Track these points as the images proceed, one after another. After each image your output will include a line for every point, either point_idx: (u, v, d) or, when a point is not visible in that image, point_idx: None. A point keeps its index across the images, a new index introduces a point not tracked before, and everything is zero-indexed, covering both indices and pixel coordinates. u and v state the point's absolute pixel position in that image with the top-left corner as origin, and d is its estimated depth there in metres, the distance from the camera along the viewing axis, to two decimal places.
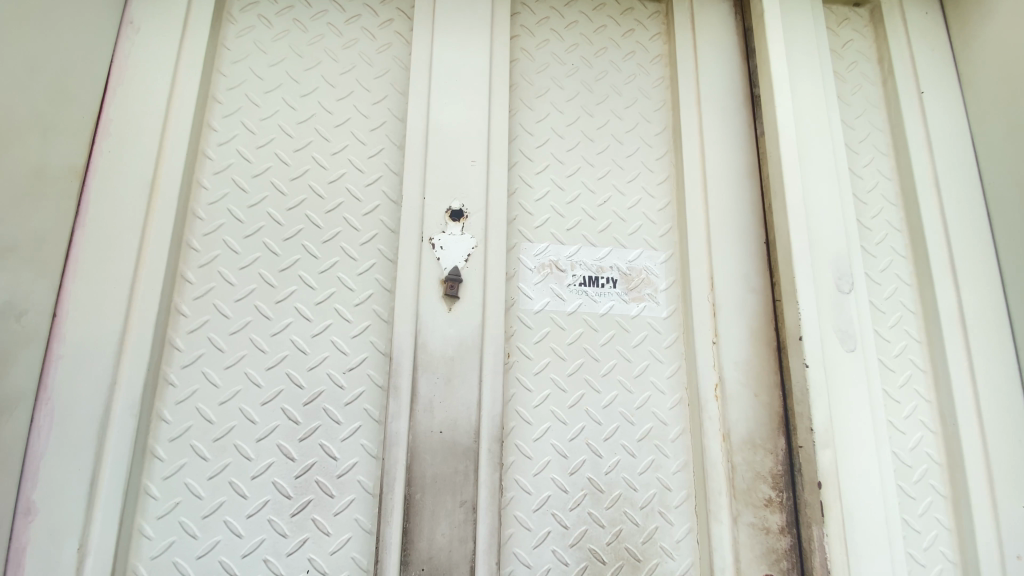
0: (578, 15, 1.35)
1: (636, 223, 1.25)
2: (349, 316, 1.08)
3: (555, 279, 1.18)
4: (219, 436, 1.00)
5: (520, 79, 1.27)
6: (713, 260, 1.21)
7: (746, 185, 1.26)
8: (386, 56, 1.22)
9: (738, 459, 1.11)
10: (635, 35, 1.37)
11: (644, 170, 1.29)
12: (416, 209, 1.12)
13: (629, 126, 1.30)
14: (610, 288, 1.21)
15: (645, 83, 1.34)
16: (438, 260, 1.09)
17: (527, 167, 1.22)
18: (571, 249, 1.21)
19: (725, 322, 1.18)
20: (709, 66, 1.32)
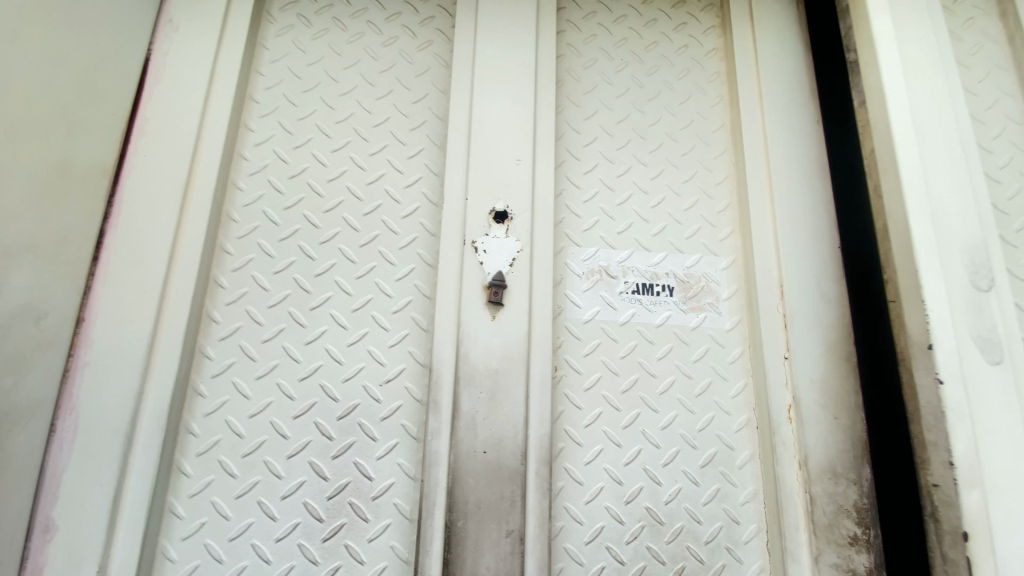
0: (626, 9, 1.28)
1: (693, 227, 1.16)
2: (386, 324, 1.01)
3: (606, 286, 1.09)
4: (248, 451, 0.93)
5: (566, 74, 1.20)
6: (780, 266, 1.10)
7: (815, 184, 1.15)
8: (427, 54, 1.16)
9: (817, 490, 0.98)
10: (688, 29, 1.29)
11: (700, 170, 1.19)
12: (459, 211, 1.05)
13: (683, 123, 1.21)
14: (665, 296, 1.11)
15: (699, 78, 1.25)
16: (482, 264, 1.01)
17: (574, 167, 1.14)
18: (623, 254, 1.12)
19: (796, 335, 1.06)
20: (771, 58, 1.22)
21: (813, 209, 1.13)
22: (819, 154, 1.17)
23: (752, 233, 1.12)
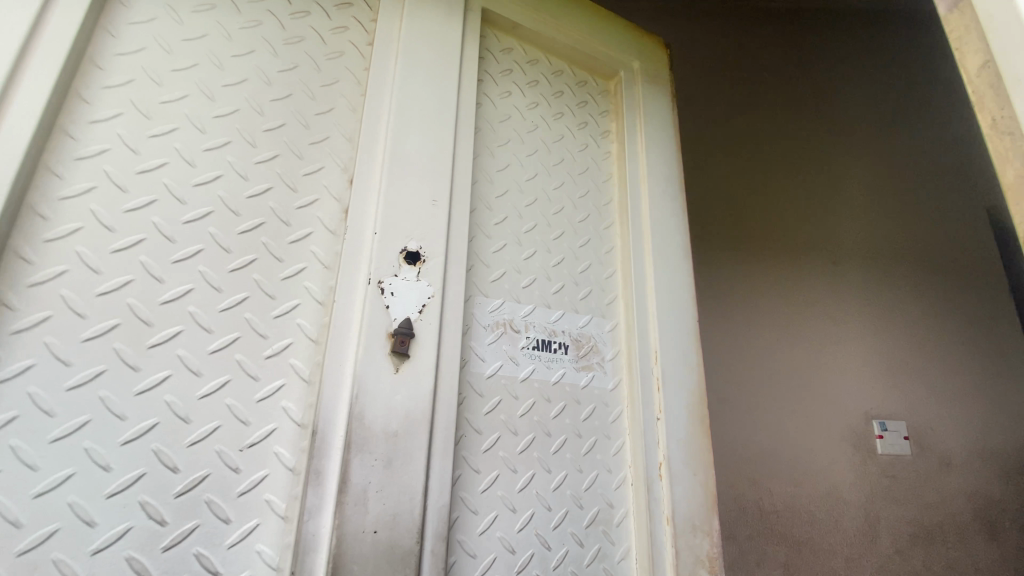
0: (538, 75, 1.34)
1: (586, 289, 1.24)
2: (254, 370, 0.80)
3: (508, 340, 1.07)
4: (29, 547, 0.65)
5: (484, 121, 1.19)
6: (652, 334, 1.24)
7: (682, 263, 1.34)
8: (337, 61, 1.02)
9: (680, 543, 1.10)
10: (588, 108, 1.42)
11: (593, 238, 1.30)
12: (364, 244, 0.92)
13: (581, 191, 1.31)
14: (562, 354, 1.14)
15: (593, 155, 1.38)
16: (388, 308, 0.89)
17: (485, 217, 1.13)
18: (527, 308, 1.12)
19: (665, 396, 1.20)
20: (653, 149, 1.42)
21: (676, 286, 1.31)
22: (683, 238, 1.37)
23: (633, 301, 1.25)
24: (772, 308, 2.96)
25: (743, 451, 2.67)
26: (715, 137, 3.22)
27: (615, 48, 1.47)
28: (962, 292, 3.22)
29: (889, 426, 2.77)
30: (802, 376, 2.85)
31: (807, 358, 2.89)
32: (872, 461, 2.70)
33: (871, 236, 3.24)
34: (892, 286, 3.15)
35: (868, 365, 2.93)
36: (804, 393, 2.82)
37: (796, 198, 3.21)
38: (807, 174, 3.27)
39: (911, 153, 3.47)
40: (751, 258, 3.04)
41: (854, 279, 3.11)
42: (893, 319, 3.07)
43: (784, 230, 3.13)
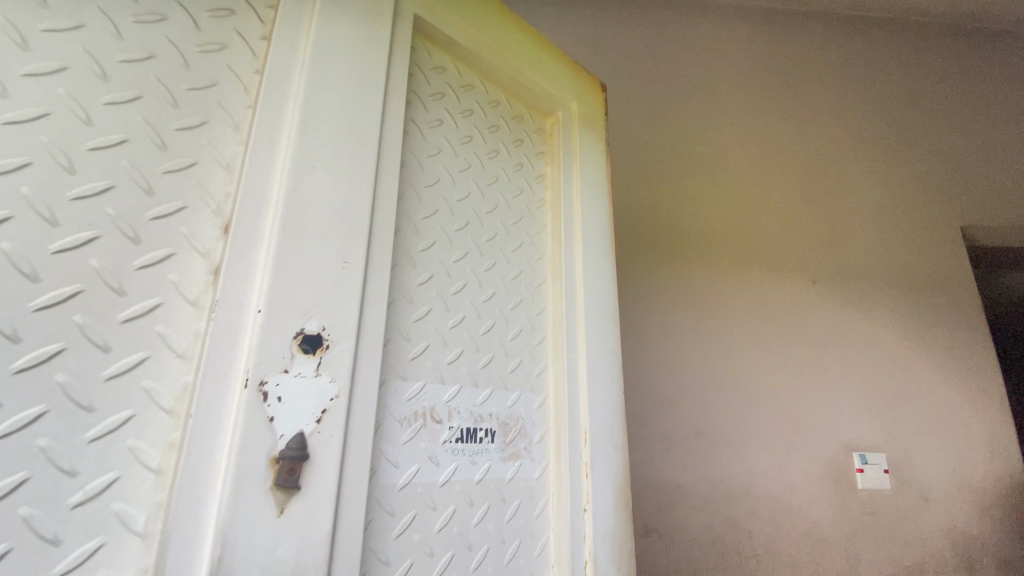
0: (471, 130, 1.27)
1: (515, 367, 1.18)
2: (52, 532, 0.63)
3: (428, 434, 0.97)
4: None
5: (409, 154, 1.10)
6: (585, 404, 1.24)
7: (611, 318, 1.39)
8: (206, 98, 0.86)
9: None
10: (524, 170, 1.38)
11: (526, 295, 1.27)
12: (242, 328, 0.76)
13: (513, 242, 1.29)
14: (487, 444, 1.07)
15: (527, 198, 1.36)
16: (271, 420, 0.75)
17: (411, 275, 1.03)
18: (449, 392, 1.03)
19: (594, 470, 1.20)
20: (587, 196, 1.45)
21: (608, 345, 1.35)
22: (613, 294, 1.43)
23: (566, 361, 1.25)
24: (749, 333, 2.90)
25: (725, 489, 2.58)
26: (685, 157, 3.17)
27: (555, 86, 1.47)
28: (949, 312, 3.16)
29: (873, 458, 2.70)
30: (783, 401, 2.80)
31: (785, 381, 2.85)
32: (856, 497, 2.63)
33: (851, 256, 3.21)
34: (870, 302, 3.11)
35: (846, 385, 2.89)
36: (783, 417, 2.76)
37: (768, 216, 3.19)
38: (777, 192, 3.26)
39: (879, 168, 3.49)
40: (727, 281, 2.98)
41: (831, 297, 3.07)
42: (870, 336, 3.03)
43: (761, 250, 3.09)
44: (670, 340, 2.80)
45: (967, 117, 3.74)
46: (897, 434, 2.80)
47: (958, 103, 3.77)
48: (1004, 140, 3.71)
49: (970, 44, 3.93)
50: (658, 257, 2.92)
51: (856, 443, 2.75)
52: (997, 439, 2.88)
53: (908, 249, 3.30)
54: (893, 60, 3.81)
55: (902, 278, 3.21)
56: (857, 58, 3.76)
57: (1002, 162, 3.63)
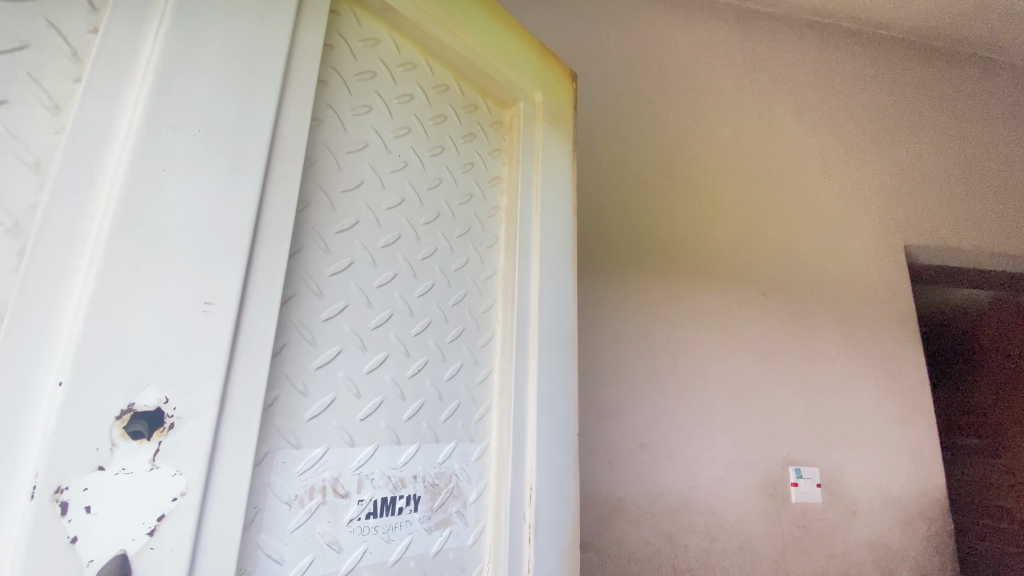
0: (410, 120, 1.03)
1: (451, 413, 0.97)
2: None
3: (328, 512, 0.77)
4: None
5: (320, 147, 0.86)
6: (535, 454, 1.04)
7: (569, 349, 1.21)
8: (8, 66, 0.59)
9: None
10: (474, 171, 1.15)
11: (469, 324, 1.06)
12: (33, 406, 0.53)
13: (457, 257, 1.06)
14: (408, 513, 0.86)
15: (477, 204, 1.14)
16: (74, 542, 0.52)
17: (315, 307, 0.80)
18: (362, 454, 0.82)
19: (539, 534, 1.01)
20: (548, 206, 1.25)
21: (564, 379, 1.17)
22: (573, 319, 1.25)
23: (516, 402, 1.04)
24: (700, 344, 2.90)
25: (666, 503, 2.60)
26: (652, 160, 3.06)
27: (517, 72, 1.25)
28: (885, 330, 3.32)
29: (804, 471, 2.88)
30: (728, 413, 2.84)
31: (728, 393, 2.87)
32: (788, 512, 2.78)
33: (804, 268, 3.26)
34: (815, 317, 3.18)
35: (782, 399, 2.98)
36: (724, 430, 2.81)
37: (728, 226, 3.16)
38: (739, 201, 3.22)
39: (836, 182, 3.52)
40: (682, 292, 2.94)
41: (779, 311, 3.11)
42: (809, 351, 3.12)
43: (724, 260, 3.08)
44: (621, 349, 2.74)
45: (918, 137, 3.83)
46: (827, 449, 2.99)
47: (911, 122, 3.85)
48: (950, 162, 3.82)
49: (926, 64, 4.00)
50: (623, 263, 2.85)
51: (791, 457, 2.89)
52: (910, 451, 3.14)
53: (854, 265, 3.38)
54: (860, 73, 3.84)
55: (846, 294, 3.30)
56: (824, 68, 3.74)
57: (946, 183, 3.75)
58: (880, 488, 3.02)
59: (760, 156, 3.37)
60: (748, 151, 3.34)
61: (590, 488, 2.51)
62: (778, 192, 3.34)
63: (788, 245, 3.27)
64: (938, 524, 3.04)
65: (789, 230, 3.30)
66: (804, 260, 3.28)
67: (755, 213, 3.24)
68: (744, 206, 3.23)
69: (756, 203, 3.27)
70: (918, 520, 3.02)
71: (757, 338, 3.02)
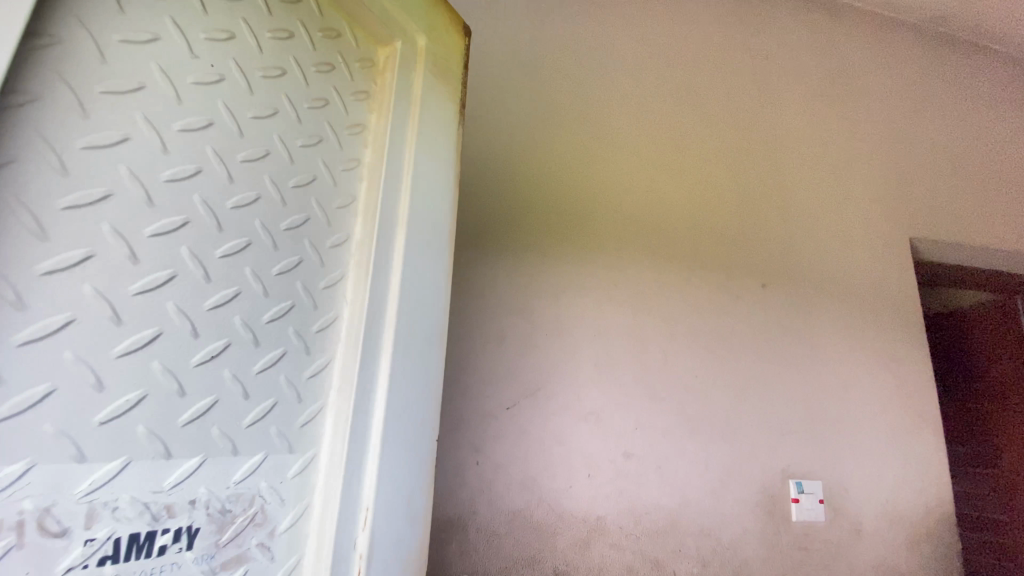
0: (217, 49, 0.93)
1: (268, 370, 0.96)
2: None
3: (47, 549, 0.68)
4: None
5: (51, 64, 0.73)
6: (377, 443, 1.07)
7: (435, 317, 1.28)
8: None
9: None
10: (327, 112, 1.13)
11: (301, 300, 1.04)
12: None
13: (292, 209, 1.04)
14: (169, 544, 0.79)
15: (329, 155, 1.13)
16: None
17: (35, 250, 0.70)
18: (100, 475, 0.73)
19: (377, 520, 1.05)
20: (424, 166, 1.29)
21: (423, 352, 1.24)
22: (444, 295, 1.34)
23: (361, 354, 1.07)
24: (688, 332, 2.94)
25: (659, 524, 2.59)
26: (641, 155, 3.15)
27: (397, 8, 1.25)
28: (885, 326, 3.34)
29: (804, 486, 2.88)
30: (719, 422, 2.85)
31: (724, 394, 2.91)
32: (784, 529, 2.79)
33: (795, 253, 3.30)
34: (812, 316, 3.21)
35: (773, 398, 2.99)
36: (717, 440, 2.82)
37: (714, 223, 3.18)
38: (724, 198, 3.26)
39: (820, 181, 3.53)
40: (675, 289, 2.99)
41: (778, 305, 3.16)
42: (800, 352, 3.13)
43: (714, 246, 3.13)
44: (608, 351, 2.78)
45: (904, 128, 3.88)
46: (812, 458, 2.97)
47: (894, 121, 3.88)
48: (933, 162, 3.84)
49: (908, 57, 4.09)
50: (620, 257, 2.93)
51: (774, 466, 2.89)
52: (912, 459, 3.15)
53: (853, 260, 3.43)
54: (845, 65, 3.89)
55: (844, 286, 3.35)
56: (807, 67, 3.78)
57: (936, 175, 3.81)
58: (886, 505, 3.02)
59: (743, 146, 3.42)
60: (732, 141, 3.40)
61: (562, 502, 2.49)
62: (763, 179, 3.39)
63: (773, 229, 3.29)
64: (943, 535, 3.05)
65: (776, 215, 3.33)
66: (790, 242, 3.31)
67: (739, 199, 3.28)
68: (730, 193, 3.28)
69: (741, 191, 3.31)
70: (923, 535, 3.02)
71: (748, 322, 3.06)
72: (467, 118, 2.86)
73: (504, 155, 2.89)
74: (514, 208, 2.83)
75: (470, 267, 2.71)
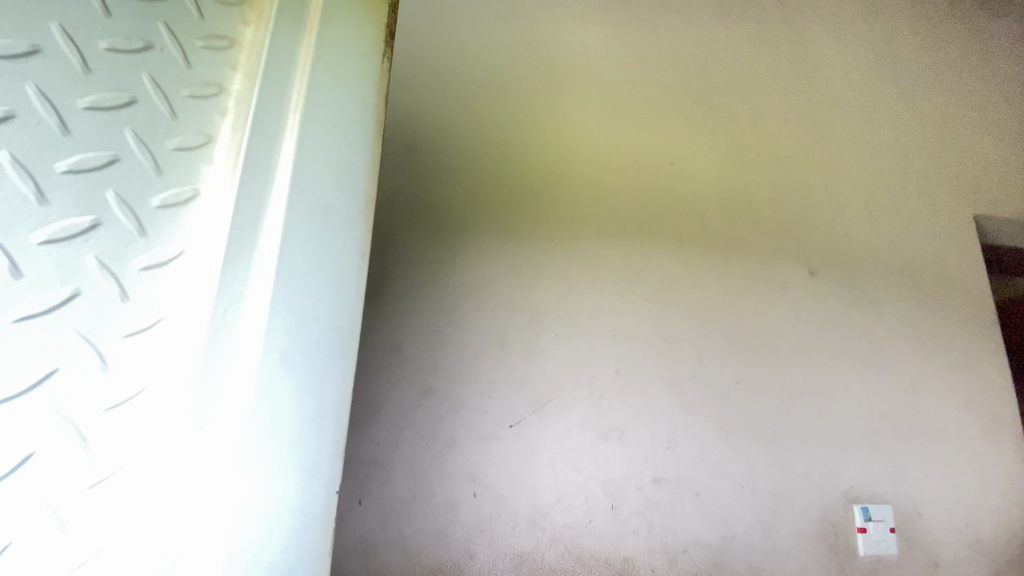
0: None
1: (27, 370, 0.68)
2: None
3: None
4: None
5: None
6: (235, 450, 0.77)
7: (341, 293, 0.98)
8: None
9: None
10: (172, 17, 0.91)
11: (93, 283, 0.75)
12: None
13: (84, 142, 0.77)
14: None
15: (167, 75, 0.89)
16: None
17: None
18: None
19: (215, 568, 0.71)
20: (328, 92, 0.98)
21: (320, 355, 0.92)
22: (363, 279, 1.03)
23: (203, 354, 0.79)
24: (726, 332, 2.49)
25: (700, 564, 2.13)
26: (658, 132, 2.76)
27: None
28: (959, 319, 2.84)
29: (873, 511, 2.39)
30: (766, 436, 2.39)
31: (773, 399, 2.45)
32: (852, 565, 2.30)
33: (845, 236, 2.82)
34: (873, 304, 2.74)
35: (829, 406, 2.51)
36: (765, 458, 2.35)
37: (747, 201, 2.75)
38: (759, 172, 2.83)
39: (869, 152, 3.07)
40: (709, 277, 2.56)
41: (833, 292, 2.69)
42: (861, 348, 2.65)
43: (750, 232, 2.69)
44: (630, 352, 2.35)
45: (963, 95, 3.40)
46: (881, 478, 2.47)
47: (947, 83, 3.40)
48: (996, 127, 3.36)
49: (961, 17, 3.62)
50: (640, 246, 2.52)
51: (835, 488, 2.40)
52: (1003, 476, 2.61)
53: (914, 243, 2.94)
54: (887, 29, 3.46)
55: (907, 273, 2.85)
56: (841, 28, 3.36)
57: (1002, 146, 3.32)
58: (975, 533, 2.49)
59: (775, 118, 2.99)
60: (763, 113, 2.98)
61: (579, 540, 2.05)
62: (802, 154, 2.94)
63: (815, 210, 2.83)
64: None
65: (818, 194, 2.87)
66: (837, 224, 2.84)
67: (774, 177, 2.84)
68: (763, 171, 2.84)
69: (777, 168, 2.87)
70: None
71: (795, 317, 2.60)
72: (457, 100, 2.54)
73: (498, 132, 2.55)
74: (512, 189, 2.46)
75: (464, 258, 2.31)
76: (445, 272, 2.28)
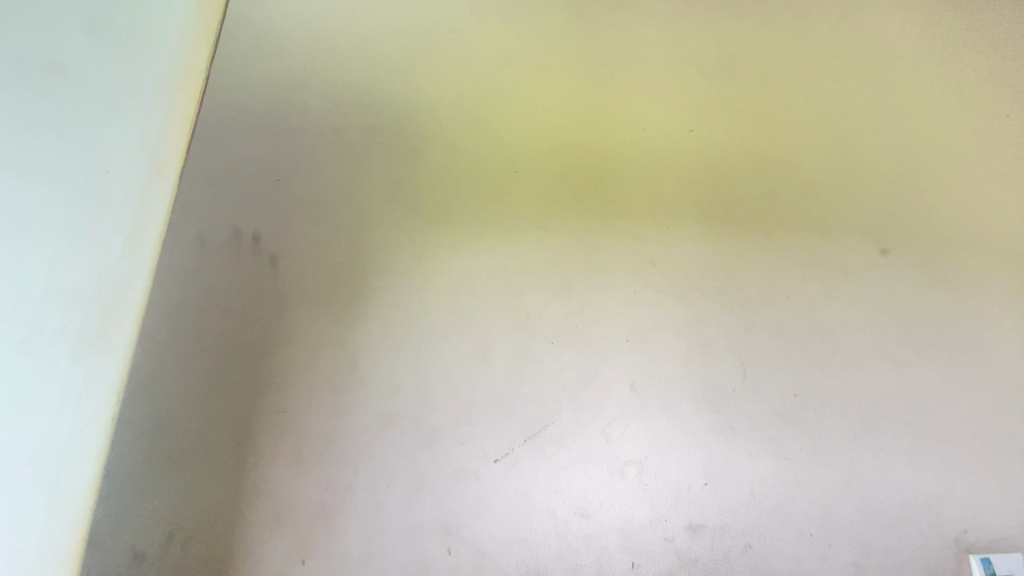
0: None
1: None
2: None
3: None
4: None
5: None
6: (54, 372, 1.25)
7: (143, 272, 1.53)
8: None
9: None
10: None
11: None
12: None
13: None
14: None
15: None
16: None
17: None
18: None
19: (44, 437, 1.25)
20: None
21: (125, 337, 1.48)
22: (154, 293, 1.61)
23: None
24: (776, 331, 1.96)
25: None
26: (679, 91, 2.27)
27: None
28: None
29: (999, 564, 1.77)
30: (842, 466, 1.82)
31: (846, 416, 1.88)
32: None
33: (930, 202, 2.22)
34: (972, 284, 2.11)
35: (924, 423, 1.91)
36: (842, 495, 1.78)
37: (793, 167, 2.21)
38: (809, 130, 2.28)
39: (965, 89, 2.39)
40: (748, 263, 2.04)
41: (914, 271, 2.11)
42: (961, 343, 2.03)
43: (798, 203, 2.16)
44: (649, 361, 1.86)
45: None
46: (1008, 517, 1.84)
47: None
48: None
49: None
50: (660, 228, 2.04)
51: (942, 533, 1.80)
52: None
53: None
54: None
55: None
56: None
57: None
58: None
59: (836, 64, 2.41)
60: (819, 59, 2.40)
61: None
62: (869, 104, 2.35)
63: (888, 172, 2.25)
64: None
65: (892, 152, 2.28)
66: (916, 185, 2.24)
67: (830, 135, 2.28)
68: (816, 128, 2.29)
69: (834, 124, 2.31)
70: None
71: (866, 308, 2.03)
72: (431, 74, 2.16)
73: (475, 106, 2.15)
74: (493, 170, 2.06)
75: (436, 256, 1.91)
76: (413, 272, 1.88)
